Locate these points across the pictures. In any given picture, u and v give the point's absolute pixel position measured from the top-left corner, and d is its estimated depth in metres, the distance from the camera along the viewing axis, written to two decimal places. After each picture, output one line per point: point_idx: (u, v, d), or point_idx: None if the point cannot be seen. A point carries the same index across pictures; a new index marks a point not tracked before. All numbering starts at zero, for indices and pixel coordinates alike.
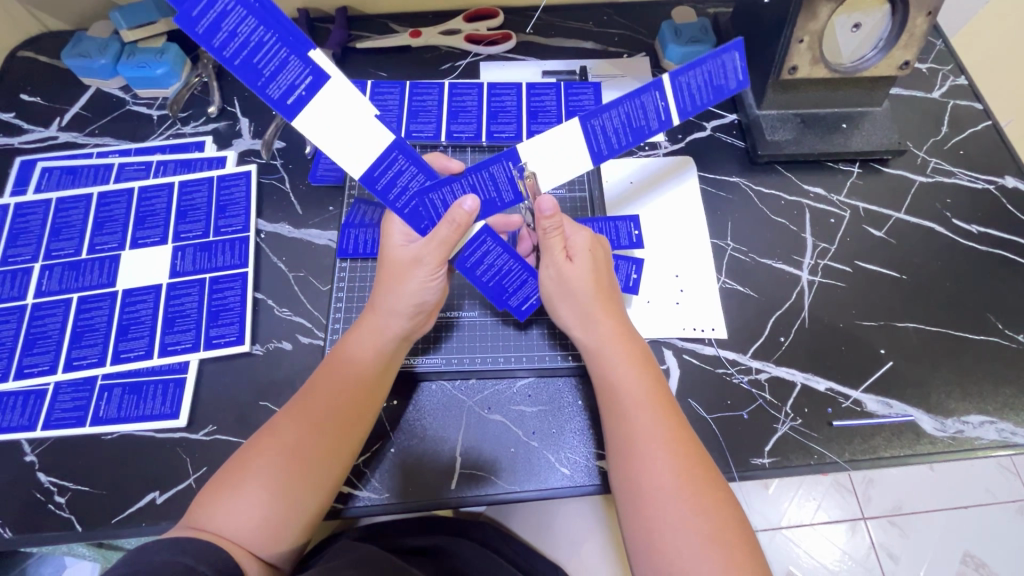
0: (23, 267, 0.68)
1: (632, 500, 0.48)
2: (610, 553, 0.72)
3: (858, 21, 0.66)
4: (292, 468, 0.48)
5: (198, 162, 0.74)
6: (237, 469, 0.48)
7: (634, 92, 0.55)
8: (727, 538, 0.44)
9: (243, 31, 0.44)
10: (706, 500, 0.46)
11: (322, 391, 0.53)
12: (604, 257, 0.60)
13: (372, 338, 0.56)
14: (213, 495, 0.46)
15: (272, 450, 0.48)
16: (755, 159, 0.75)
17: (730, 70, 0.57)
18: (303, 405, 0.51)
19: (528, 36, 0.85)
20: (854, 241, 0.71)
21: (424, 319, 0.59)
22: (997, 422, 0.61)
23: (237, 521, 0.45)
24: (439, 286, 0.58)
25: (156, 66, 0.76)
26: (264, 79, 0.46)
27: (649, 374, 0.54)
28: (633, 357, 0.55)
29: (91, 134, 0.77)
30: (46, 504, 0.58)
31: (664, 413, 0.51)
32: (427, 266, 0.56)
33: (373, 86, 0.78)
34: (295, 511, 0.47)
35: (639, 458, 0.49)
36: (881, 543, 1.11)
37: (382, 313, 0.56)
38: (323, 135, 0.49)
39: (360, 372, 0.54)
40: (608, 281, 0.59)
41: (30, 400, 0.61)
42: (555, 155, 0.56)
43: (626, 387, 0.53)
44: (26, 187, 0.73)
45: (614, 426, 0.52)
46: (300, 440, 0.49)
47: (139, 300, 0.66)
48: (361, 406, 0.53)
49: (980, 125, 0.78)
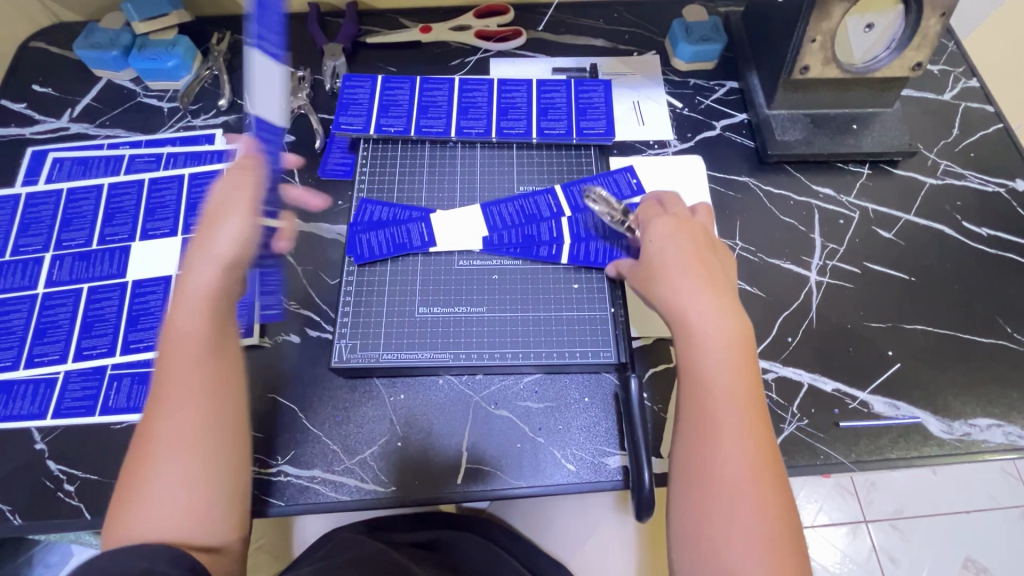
0: (34, 256, 0.68)
1: (695, 490, 0.46)
2: (616, 550, 0.72)
3: (870, 21, 0.65)
4: (190, 459, 0.46)
5: (208, 155, 0.75)
6: (134, 475, 0.45)
7: (530, 194, 0.71)
8: (779, 545, 0.43)
9: None
10: (770, 506, 0.44)
11: (173, 374, 0.48)
12: (710, 257, 0.56)
13: (196, 303, 0.50)
14: (120, 506, 0.45)
15: (163, 445, 0.46)
16: (765, 159, 0.75)
17: (624, 185, 0.72)
18: (166, 393, 0.48)
19: (538, 33, 0.85)
20: (862, 242, 0.71)
21: (242, 275, 0.52)
22: (1004, 425, 0.61)
23: (156, 521, 0.44)
24: (254, 236, 0.51)
25: (168, 58, 0.76)
26: None
27: (749, 369, 0.50)
28: (735, 345, 0.50)
29: (102, 125, 0.77)
30: (56, 491, 0.58)
31: (751, 409, 0.48)
32: (230, 215, 0.51)
33: (383, 80, 0.77)
34: (216, 496, 0.47)
35: (716, 450, 0.46)
36: (882, 546, 1.11)
37: (188, 280, 0.50)
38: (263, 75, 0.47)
39: (203, 341, 0.49)
40: (716, 275, 0.54)
41: (41, 388, 0.62)
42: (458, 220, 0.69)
43: (716, 377, 0.49)
44: (37, 177, 0.73)
45: (693, 415, 0.49)
46: (182, 431, 0.46)
47: (149, 292, 0.66)
48: (218, 373, 0.49)
49: (990, 127, 0.78)
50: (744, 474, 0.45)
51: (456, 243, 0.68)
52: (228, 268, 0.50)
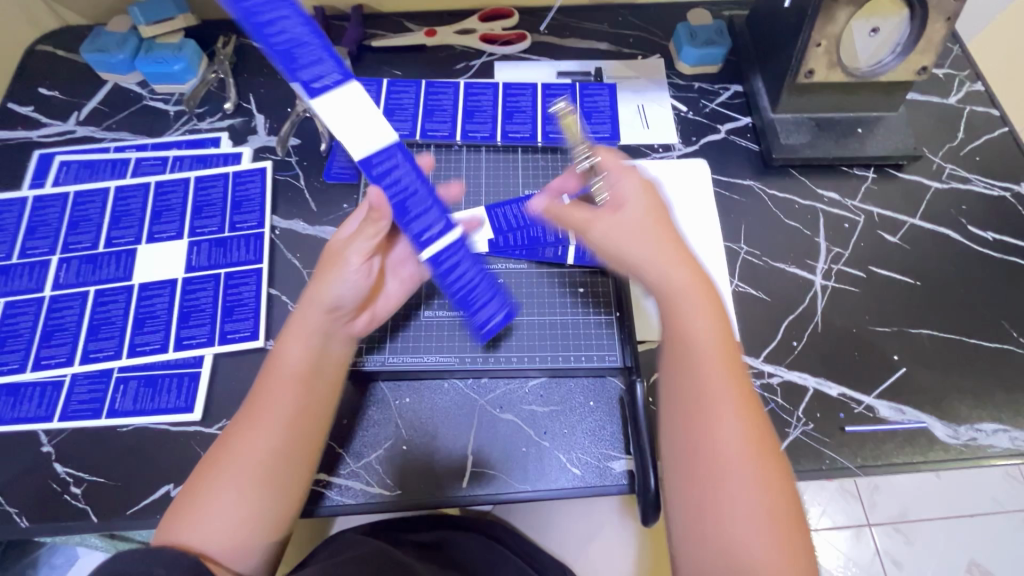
0: (41, 259, 0.69)
1: (694, 482, 0.45)
2: (621, 554, 0.71)
3: (876, 25, 0.65)
4: (252, 483, 0.48)
5: (214, 158, 0.75)
6: (198, 488, 0.48)
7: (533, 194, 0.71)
8: (784, 518, 0.43)
9: (289, 26, 0.47)
10: (767, 474, 0.44)
11: (263, 400, 0.51)
12: (662, 197, 0.52)
13: (305, 337, 0.53)
14: (179, 513, 0.47)
15: (234, 460, 0.48)
16: (769, 162, 0.75)
17: None
18: (253, 415, 0.50)
19: (543, 36, 0.85)
20: (867, 246, 0.71)
21: (350, 313, 0.56)
22: (1010, 430, 0.61)
23: (207, 534, 0.46)
24: (360, 282, 0.54)
25: (174, 62, 0.77)
26: (296, 65, 0.48)
27: (722, 327, 0.48)
28: (705, 301, 0.49)
29: (109, 128, 0.78)
30: (62, 494, 0.58)
31: (732, 370, 0.47)
32: (345, 259, 0.54)
33: (389, 84, 0.78)
34: (265, 519, 0.48)
35: (708, 419, 0.45)
36: (886, 549, 1.11)
37: (302, 313, 0.54)
38: (335, 115, 0.50)
39: (299, 379, 0.52)
40: (671, 221, 0.51)
41: (47, 391, 0.62)
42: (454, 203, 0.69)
43: (699, 337, 0.48)
44: (43, 180, 0.74)
45: (679, 378, 0.48)
46: (252, 457, 0.48)
47: (155, 295, 0.66)
48: (308, 412, 0.52)
49: (995, 131, 0.78)
50: (736, 444, 0.44)
51: (461, 247, 0.69)
52: (332, 312, 0.53)
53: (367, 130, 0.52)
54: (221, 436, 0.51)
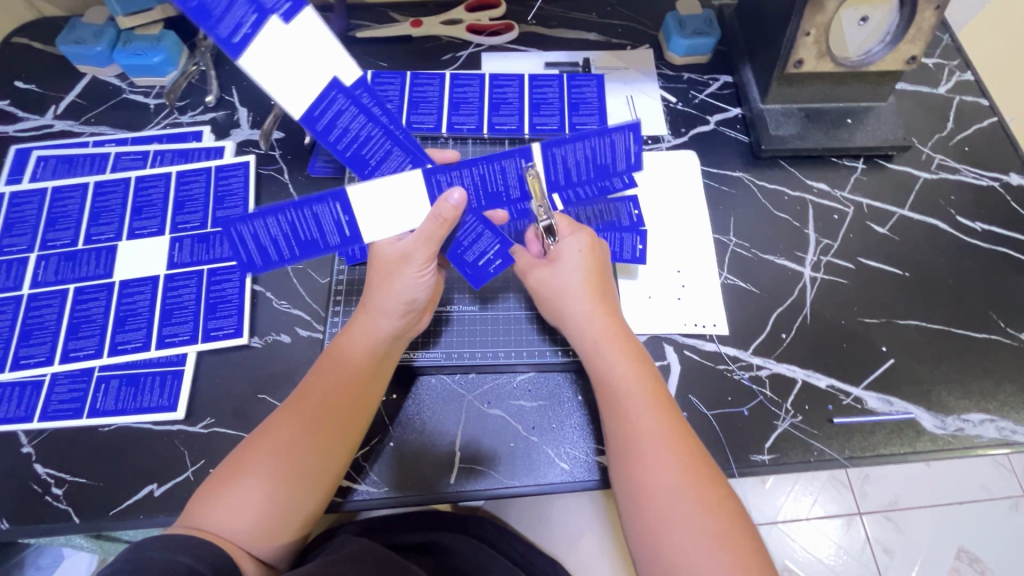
0: (19, 257, 0.67)
1: (639, 508, 0.47)
2: (609, 547, 0.74)
3: (864, 14, 0.64)
4: (282, 468, 0.48)
5: (195, 152, 0.74)
6: (235, 466, 0.48)
7: None
8: (735, 541, 0.44)
9: (275, 233, 0.54)
10: (709, 498, 0.46)
11: (313, 391, 0.52)
12: (603, 258, 0.60)
13: (362, 337, 0.55)
14: (206, 495, 0.47)
15: (268, 449, 0.48)
16: (759, 154, 0.74)
17: None
18: (297, 405, 0.51)
19: (530, 27, 0.84)
20: (857, 238, 0.71)
21: (415, 317, 0.58)
22: (997, 420, 0.62)
23: (230, 521, 0.45)
24: (429, 283, 0.56)
25: (153, 54, 0.75)
26: (321, 240, 0.55)
27: (648, 374, 0.54)
28: (627, 350, 0.55)
29: (87, 122, 0.76)
30: (44, 495, 0.57)
31: (658, 402, 0.52)
32: (416, 262, 0.54)
33: (374, 75, 0.77)
34: (288, 507, 0.47)
35: (638, 461, 0.49)
36: (876, 537, 1.12)
37: (373, 314, 0.55)
38: (379, 223, 0.55)
39: (352, 371, 0.54)
40: (603, 280, 0.58)
41: (27, 391, 0.61)
42: (294, 75, 0.49)
43: (627, 385, 0.53)
44: (21, 176, 0.72)
45: (613, 425, 0.52)
46: (292, 439, 0.49)
47: (136, 292, 0.65)
48: (360, 401, 0.53)
49: (985, 121, 0.78)
50: (668, 472, 0.47)
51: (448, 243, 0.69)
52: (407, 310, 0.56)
53: (394, 210, 0.55)
54: (258, 428, 0.51)
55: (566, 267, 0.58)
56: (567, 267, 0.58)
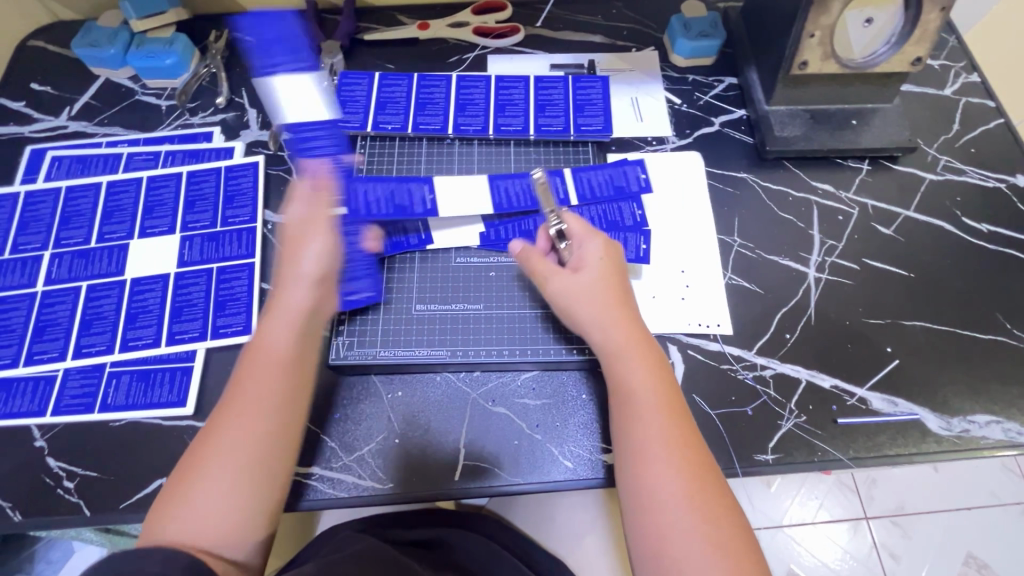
0: (34, 255, 0.69)
1: (639, 512, 0.48)
2: (611, 550, 0.73)
3: (869, 16, 0.64)
4: (238, 469, 0.48)
5: (206, 153, 0.75)
6: (181, 478, 0.48)
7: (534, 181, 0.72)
8: (732, 547, 0.45)
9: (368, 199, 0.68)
10: (708, 506, 0.47)
11: (242, 384, 0.52)
12: (617, 262, 0.60)
13: (281, 320, 0.55)
14: (162, 509, 0.47)
15: (212, 455, 0.48)
16: (764, 155, 0.75)
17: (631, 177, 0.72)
18: (225, 405, 0.51)
19: (537, 29, 0.85)
20: (863, 239, 0.71)
21: (330, 289, 0.59)
22: (1003, 422, 0.61)
23: (187, 530, 0.46)
24: (337, 249, 0.58)
25: (165, 56, 0.76)
26: (410, 208, 0.69)
27: (660, 378, 0.54)
28: (638, 356, 0.55)
29: (100, 123, 0.78)
30: (55, 488, 0.58)
31: (668, 412, 0.51)
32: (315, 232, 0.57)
33: (420, 79, 0.78)
34: (251, 504, 0.48)
35: (647, 467, 0.49)
36: (883, 542, 1.11)
37: (283, 293, 0.56)
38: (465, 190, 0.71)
39: (271, 354, 0.53)
40: (621, 283, 0.59)
41: (40, 386, 0.62)
42: (296, 95, 0.65)
43: (639, 391, 0.53)
44: (36, 176, 0.74)
45: (622, 428, 0.52)
46: (236, 440, 0.49)
47: (147, 289, 0.66)
48: (296, 379, 0.53)
49: (991, 123, 0.77)
50: (670, 482, 0.48)
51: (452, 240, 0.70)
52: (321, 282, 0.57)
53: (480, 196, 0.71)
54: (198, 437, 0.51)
55: (585, 269, 0.59)
56: (588, 271, 0.58)
